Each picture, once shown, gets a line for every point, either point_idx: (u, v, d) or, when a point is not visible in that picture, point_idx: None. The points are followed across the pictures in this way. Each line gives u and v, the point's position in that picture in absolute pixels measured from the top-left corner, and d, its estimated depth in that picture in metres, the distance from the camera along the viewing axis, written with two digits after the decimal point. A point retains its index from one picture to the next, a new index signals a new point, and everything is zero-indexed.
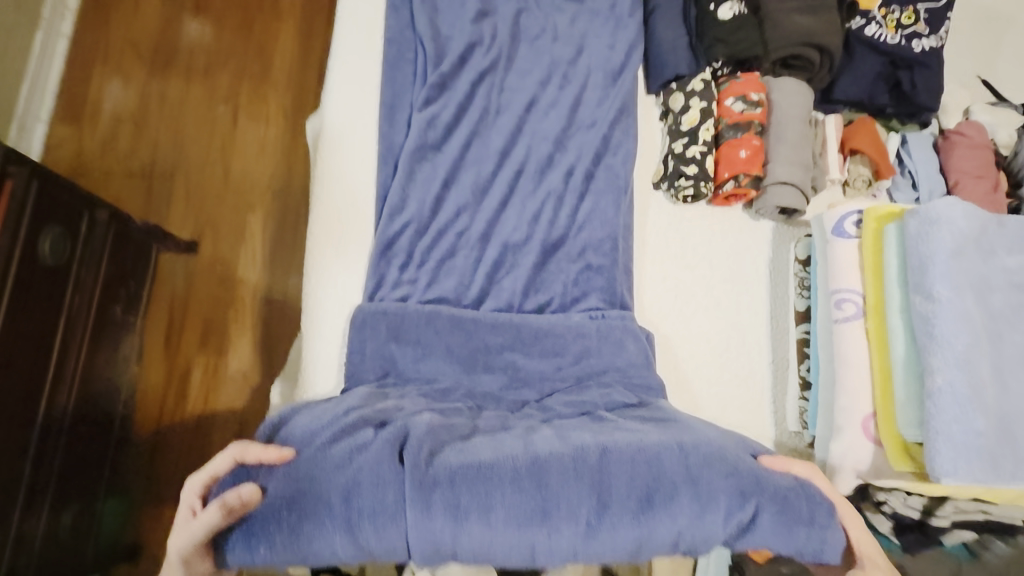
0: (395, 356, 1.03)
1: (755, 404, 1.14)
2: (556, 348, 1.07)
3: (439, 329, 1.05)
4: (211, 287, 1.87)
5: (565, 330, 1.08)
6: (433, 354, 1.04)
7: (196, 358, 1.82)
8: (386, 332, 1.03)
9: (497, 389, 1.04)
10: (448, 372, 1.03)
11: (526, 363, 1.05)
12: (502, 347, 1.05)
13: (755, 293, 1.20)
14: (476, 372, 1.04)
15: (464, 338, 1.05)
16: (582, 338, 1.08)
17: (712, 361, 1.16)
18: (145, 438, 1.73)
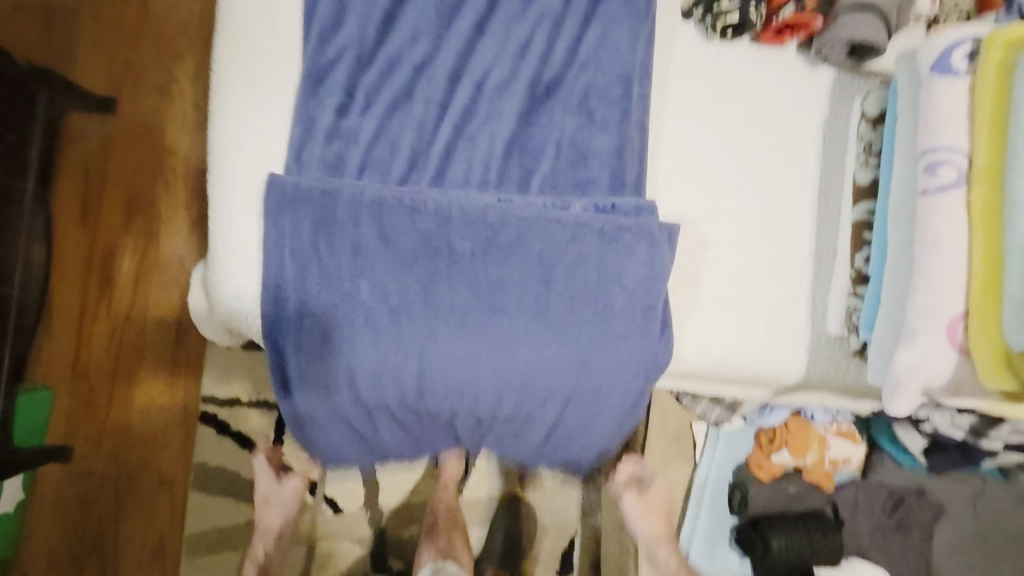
0: (324, 260, 0.78)
1: (789, 301, 0.92)
2: (545, 256, 0.81)
3: (388, 226, 0.79)
4: (136, 157, 1.55)
5: (558, 229, 0.81)
6: (377, 266, 0.78)
7: (124, 241, 1.55)
8: (316, 219, 0.78)
9: (463, 306, 0.80)
10: (402, 284, 0.79)
11: (501, 274, 0.80)
12: (471, 255, 0.80)
13: (802, 163, 0.94)
14: (435, 287, 0.79)
15: (419, 240, 0.79)
16: (579, 242, 0.82)
17: (740, 248, 0.92)
18: (67, 328, 1.53)
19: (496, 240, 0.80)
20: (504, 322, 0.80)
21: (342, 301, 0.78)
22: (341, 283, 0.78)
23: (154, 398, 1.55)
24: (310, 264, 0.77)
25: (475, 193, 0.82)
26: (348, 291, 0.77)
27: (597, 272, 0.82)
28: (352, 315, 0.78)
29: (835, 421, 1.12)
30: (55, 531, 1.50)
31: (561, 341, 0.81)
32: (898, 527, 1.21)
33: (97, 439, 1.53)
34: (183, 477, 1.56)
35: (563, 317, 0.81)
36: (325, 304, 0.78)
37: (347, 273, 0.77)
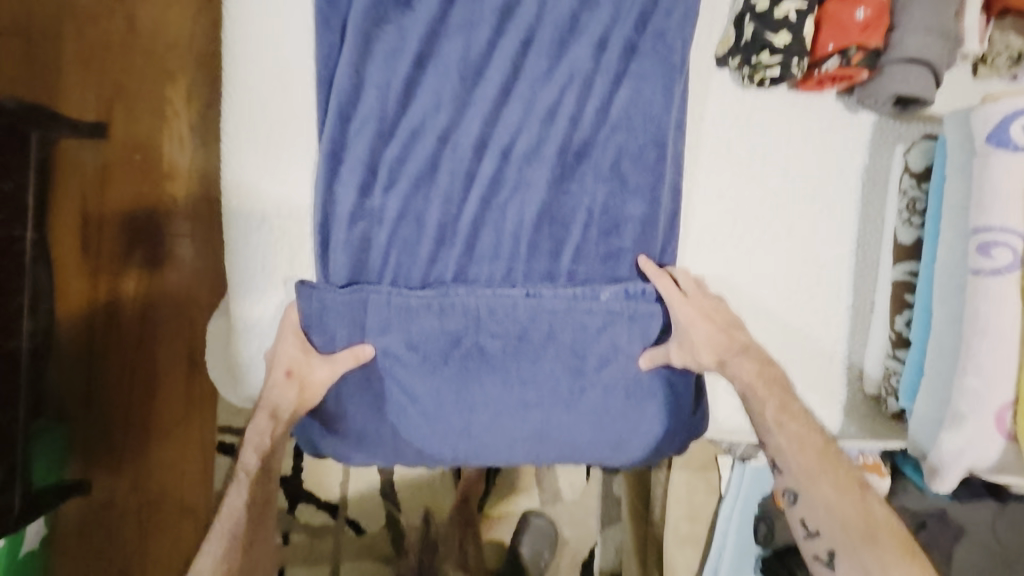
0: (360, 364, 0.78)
1: (826, 357, 0.90)
2: (576, 346, 0.81)
3: (421, 328, 0.79)
4: (135, 187, 1.47)
5: (589, 320, 0.81)
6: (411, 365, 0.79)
7: (128, 271, 1.49)
8: (341, 316, 0.77)
9: (498, 398, 0.81)
10: (431, 365, 0.80)
11: (534, 368, 0.81)
12: (503, 354, 0.80)
13: (840, 215, 0.90)
14: (470, 383, 0.80)
15: (449, 340, 0.79)
16: (610, 329, 0.82)
17: (775, 306, 0.90)
18: (78, 362, 1.50)
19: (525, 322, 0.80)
20: (537, 415, 0.82)
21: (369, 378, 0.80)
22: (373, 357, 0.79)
23: (172, 428, 1.53)
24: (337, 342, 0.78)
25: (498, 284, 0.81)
26: (380, 389, 0.80)
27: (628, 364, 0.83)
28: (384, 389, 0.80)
29: (862, 454, 1.14)
30: (81, 562, 1.51)
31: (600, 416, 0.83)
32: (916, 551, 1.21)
33: (117, 470, 1.52)
34: (205, 503, 1.55)
35: (608, 398, 0.83)
36: (373, 394, 0.80)
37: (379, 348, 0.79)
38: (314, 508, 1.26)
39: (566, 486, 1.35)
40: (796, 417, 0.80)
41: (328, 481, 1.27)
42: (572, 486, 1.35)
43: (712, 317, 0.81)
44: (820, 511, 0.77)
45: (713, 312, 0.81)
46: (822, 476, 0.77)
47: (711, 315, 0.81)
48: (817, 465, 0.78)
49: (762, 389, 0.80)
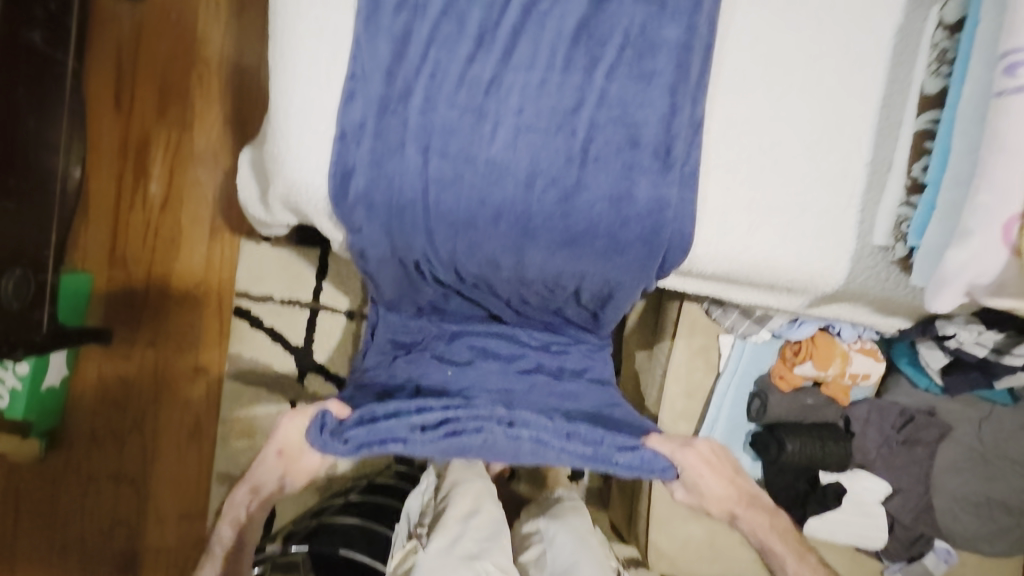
0: (394, 153, 0.81)
1: (838, 211, 0.93)
2: (603, 157, 0.84)
3: (458, 123, 0.81)
4: (172, 47, 1.56)
5: (617, 136, 0.84)
6: (444, 159, 0.82)
7: (158, 132, 1.56)
8: (378, 104, 0.81)
9: (524, 202, 0.84)
10: (466, 166, 0.82)
11: (561, 174, 0.83)
12: (533, 161, 0.83)
13: (867, 71, 0.92)
14: (500, 183, 0.83)
15: (483, 140, 0.82)
16: (635, 149, 0.84)
17: (796, 152, 0.92)
18: (104, 213, 1.56)
19: (552, 133, 0.83)
20: (559, 223, 0.85)
21: (398, 175, 0.82)
22: (404, 152, 0.82)
23: (192, 290, 1.59)
24: (371, 131, 0.81)
25: (487, 422, 0.99)
26: (410, 183, 0.82)
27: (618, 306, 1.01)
28: (417, 189, 0.83)
29: (859, 339, 1.18)
30: (99, 409, 1.59)
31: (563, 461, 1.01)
32: (904, 444, 1.28)
33: (135, 324, 1.59)
34: (218, 366, 1.61)
35: (622, 220, 0.86)
36: (404, 194, 0.83)
37: (413, 142, 0.81)
38: (322, 380, 1.61)
39: None
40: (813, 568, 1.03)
41: None
42: None
43: (715, 469, 1.04)
44: None
45: (717, 465, 1.05)
46: None
47: (717, 464, 1.05)
48: None
49: (774, 539, 1.05)
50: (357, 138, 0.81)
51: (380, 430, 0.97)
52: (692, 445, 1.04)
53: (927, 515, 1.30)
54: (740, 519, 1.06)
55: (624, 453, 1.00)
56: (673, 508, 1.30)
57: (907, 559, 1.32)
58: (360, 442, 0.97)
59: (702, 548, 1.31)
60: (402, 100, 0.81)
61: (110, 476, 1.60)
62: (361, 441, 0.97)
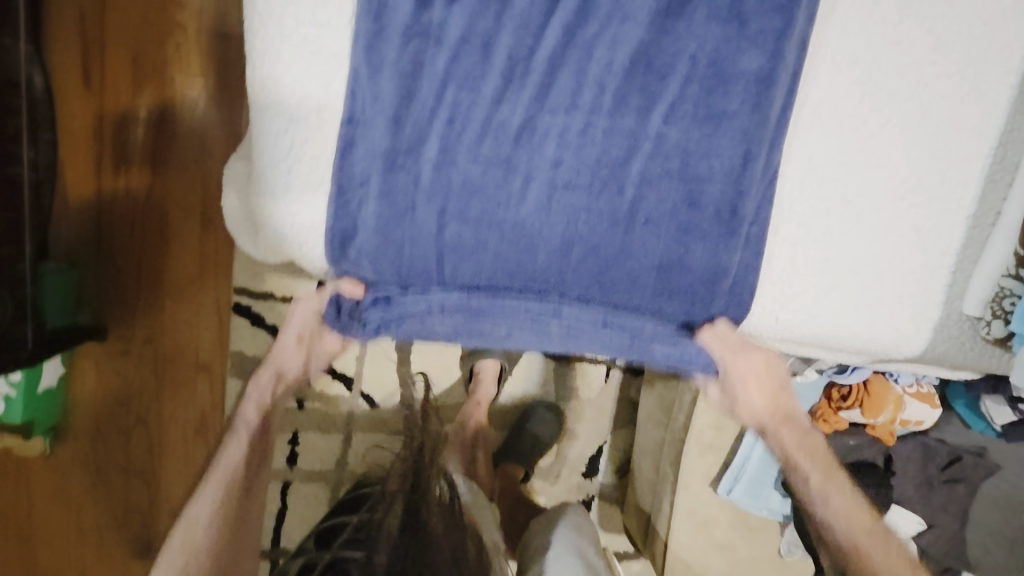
0: (403, 216, 0.68)
1: (927, 272, 0.78)
2: (655, 220, 0.70)
3: (481, 182, 0.68)
4: (142, 8, 1.35)
5: (671, 194, 0.70)
6: (464, 225, 0.69)
7: (135, 110, 1.39)
8: (384, 156, 0.67)
9: (559, 273, 0.71)
10: (490, 233, 0.69)
11: (603, 242, 0.70)
12: (569, 227, 0.69)
13: (986, 101, 0.74)
14: (529, 252, 0.70)
15: (511, 202, 0.68)
16: (693, 210, 0.70)
17: (886, 203, 0.76)
18: (85, 199, 1.42)
19: (595, 191, 0.69)
20: (599, 297, 0.73)
21: (408, 241, 0.69)
22: (415, 216, 0.68)
23: (186, 284, 1.48)
24: (376, 189, 0.68)
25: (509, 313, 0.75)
26: (423, 250, 0.69)
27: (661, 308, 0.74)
28: (431, 257, 0.70)
29: (915, 382, 1.06)
30: (100, 404, 1.53)
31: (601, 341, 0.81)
32: (947, 483, 1.17)
33: (129, 318, 1.49)
34: (220, 362, 1.52)
35: (671, 291, 0.73)
36: (415, 264, 0.70)
37: (425, 204, 0.68)
38: (329, 379, 1.42)
39: (585, 386, 1.53)
40: (846, 492, 0.93)
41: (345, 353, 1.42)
42: (590, 387, 1.52)
43: (761, 379, 0.98)
44: (839, 518, 0.92)
45: (764, 376, 0.98)
46: (858, 515, 0.92)
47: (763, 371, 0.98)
48: (862, 523, 0.92)
49: (799, 454, 0.97)
50: (358, 197, 0.68)
51: (397, 319, 0.75)
52: (749, 352, 0.94)
53: None
54: (768, 433, 0.99)
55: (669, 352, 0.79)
56: (694, 537, 1.25)
57: None
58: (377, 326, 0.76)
59: None
60: (412, 153, 0.67)
61: (121, 471, 1.55)
62: (377, 323, 0.76)
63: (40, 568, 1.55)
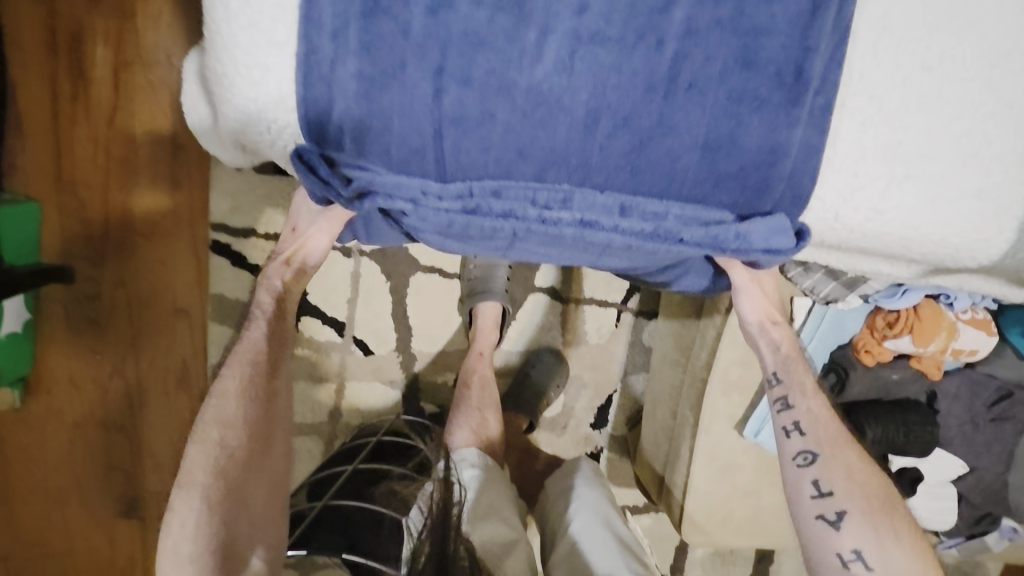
0: (390, 80, 0.58)
1: (1015, 158, 0.66)
2: (693, 85, 0.59)
3: (486, 34, 0.57)
4: None
5: (712, 53, 0.59)
6: (466, 91, 0.58)
7: (92, 22, 1.24)
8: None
9: (576, 154, 0.61)
10: (500, 101, 0.59)
11: (635, 115, 0.60)
12: (595, 95, 0.59)
13: None
14: (540, 121, 0.59)
15: (519, 64, 0.58)
16: (738, 73, 0.59)
17: (973, 75, 0.63)
18: (41, 122, 1.27)
19: (628, 46, 0.58)
20: (626, 182, 0.63)
21: (396, 112, 0.59)
22: (404, 77, 0.58)
23: (158, 221, 1.35)
24: (357, 42, 0.57)
25: (519, 203, 0.63)
26: (411, 119, 0.59)
27: (696, 216, 0.65)
28: (426, 134, 0.60)
29: (970, 307, 0.96)
30: (72, 353, 1.41)
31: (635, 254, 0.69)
32: (992, 422, 1.07)
33: (99, 259, 1.36)
34: (200, 306, 1.40)
35: (716, 179, 0.62)
36: (407, 143, 0.60)
37: (416, 61, 0.57)
38: (319, 324, 1.29)
39: (593, 329, 1.41)
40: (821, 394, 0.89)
41: (334, 296, 1.28)
42: (599, 329, 1.41)
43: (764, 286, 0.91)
44: (838, 473, 0.83)
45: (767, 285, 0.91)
46: (844, 445, 0.85)
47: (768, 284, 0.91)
48: (841, 436, 0.85)
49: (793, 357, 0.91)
50: (333, 56, 0.57)
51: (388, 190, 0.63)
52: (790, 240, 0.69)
53: (999, 495, 1.11)
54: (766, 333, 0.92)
55: (698, 233, 0.65)
56: (716, 484, 1.15)
57: (966, 536, 1.17)
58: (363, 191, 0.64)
59: (742, 527, 1.18)
60: None
61: (96, 424, 1.44)
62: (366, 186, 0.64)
63: (17, 527, 1.45)
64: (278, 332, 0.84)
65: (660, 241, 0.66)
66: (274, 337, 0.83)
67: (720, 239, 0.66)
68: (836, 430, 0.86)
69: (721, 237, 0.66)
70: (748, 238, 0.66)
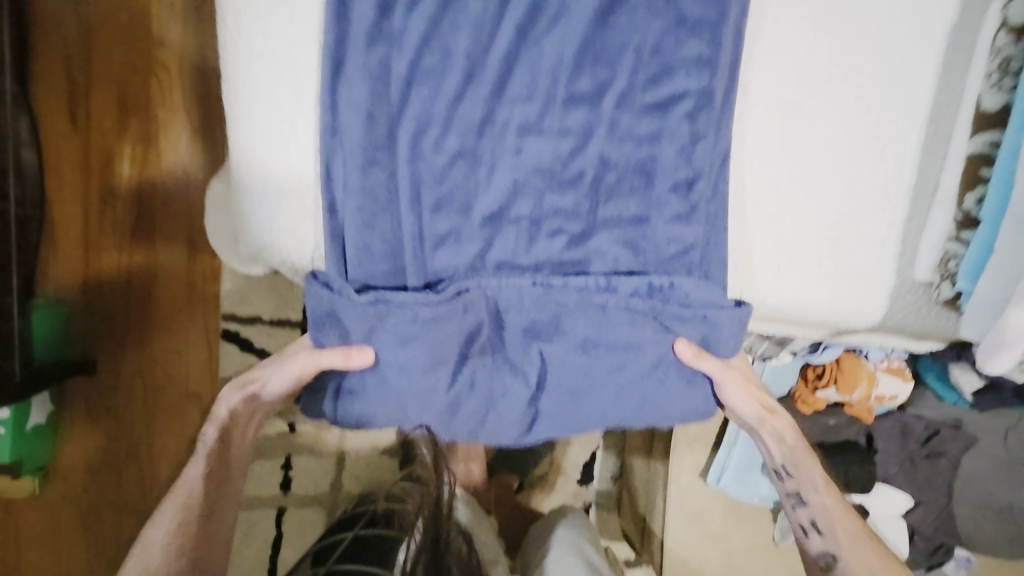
0: (380, 213, 0.75)
1: (877, 242, 0.82)
2: (609, 197, 0.79)
3: (450, 174, 0.76)
4: (124, 48, 1.40)
5: (622, 176, 0.78)
6: (440, 215, 0.77)
7: (121, 149, 1.43)
8: (360, 157, 0.73)
9: (525, 256, 0.79)
10: (467, 222, 0.78)
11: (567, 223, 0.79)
12: (537, 211, 0.78)
13: (919, 81, 0.79)
14: (496, 232, 0.78)
15: (474, 193, 0.77)
16: (642, 188, 0.79)
17: (832, 180, 0.81)
18: (73, 234, 1.45)
19: (557, 173, 0.77)
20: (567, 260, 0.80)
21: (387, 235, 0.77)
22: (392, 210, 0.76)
23: (174, 314, 1.50)
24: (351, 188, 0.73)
25: (484, 272, 0.79)
26: (398, 240, 0.76)
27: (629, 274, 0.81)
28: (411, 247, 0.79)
29: (886, 358, 1.10)
30: (90, 440, 1.51)
31: (595, 317, 0.80)
32: (927, 458, 1.20)
33: (119, 352, 1.50)
34: (211, 390, 1.53)
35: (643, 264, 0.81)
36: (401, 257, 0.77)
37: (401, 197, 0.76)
38: None
39: None
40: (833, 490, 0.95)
41: None
42: None
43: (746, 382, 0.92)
44: None
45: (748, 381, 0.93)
46: (863, 544, 0.90)
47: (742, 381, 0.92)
48: (858, 535, 0.91)
49: (796, 454, 0.97)
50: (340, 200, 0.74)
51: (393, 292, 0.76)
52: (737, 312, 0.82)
53: (946, 526, 1.22)
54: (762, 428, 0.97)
55: (637, 280, 0.80)
56: (687, 529, 1.26)
57: (926, 568, 1.26)
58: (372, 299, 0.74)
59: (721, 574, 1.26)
60: (383, 151, 0.74)
61: (111, 507, 1.53)
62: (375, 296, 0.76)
63: None
64: (218, 470, 0.92)
65: (608, 294, 0.80)
66: (212, 475, 0.91)
67: (659, 289, 0.81)
68: (853, 527, 0.92)
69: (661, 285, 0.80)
70: (687, 288, 0.81)
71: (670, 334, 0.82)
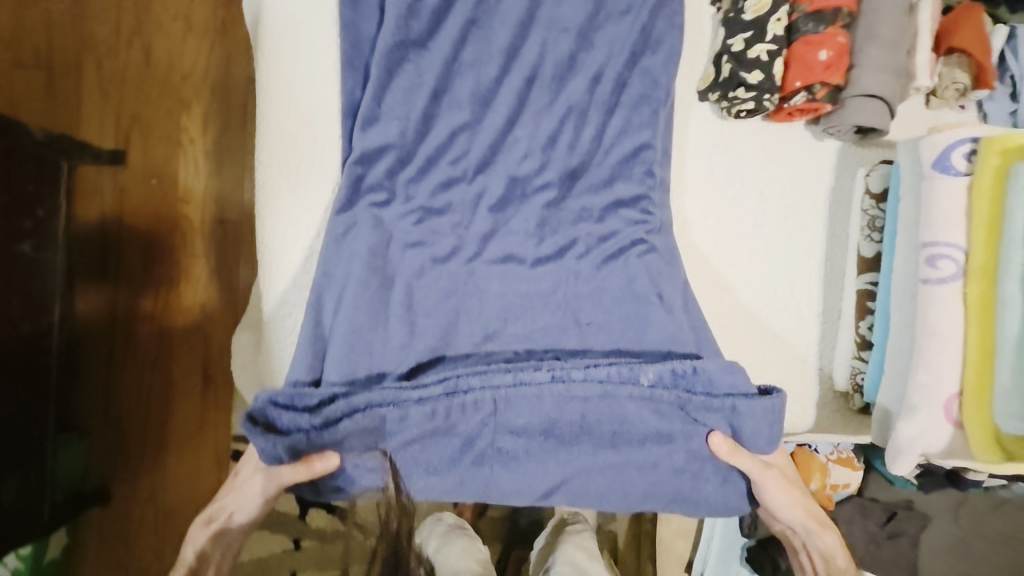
0: None
1: (798, 360, 0.99)
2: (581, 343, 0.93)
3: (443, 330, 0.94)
4: (150, 205, 1.54)
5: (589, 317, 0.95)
6: None
7: (144, 292, 1.54)
8: (371, 322, 0.89)
9: None
10: None
11: None
12: None
13: (812, 232, 1.00)
14: None
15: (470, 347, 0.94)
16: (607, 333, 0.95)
17: (756, 312, 0.99)
18: (97, 374, 1.54)
19: None
20: (577, 369, 0.83)
21: None
22: None
23: (188, 439, 1.56)
24: None
25: (502, 379, 0.81)
26: None
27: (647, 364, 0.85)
28: None
29: (835, 448, 1.26)
30: (102, 571, 1.52)
31: (615, 409, 0.83)
32: (889, 538, 1.26)
33: (135, 479, 1.54)
34: None
35: None
36: None
37: None
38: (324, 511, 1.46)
39: None
40: None
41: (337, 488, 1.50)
42: None
43: (791, 487, 0.90)
44: None
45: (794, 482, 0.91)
46: None
47: (788, 482, 0.91)
48: None
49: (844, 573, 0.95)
50: None
51: (357, 405, 0.78)
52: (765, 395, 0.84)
53: None
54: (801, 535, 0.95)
55: (658, 368, 0.84)
56: None
57: None
58: (328, 416, 0.77)
59: None
60: None
61: None
62: (336, 411, 0.78)
63: None
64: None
65: (629, 389, 0.82)
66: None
67: (678, 377, 0.85)
68: None
69: (688, 373, 0.84)
70: (720, 378, 0.85)
71: (703, 427, 0.85)
